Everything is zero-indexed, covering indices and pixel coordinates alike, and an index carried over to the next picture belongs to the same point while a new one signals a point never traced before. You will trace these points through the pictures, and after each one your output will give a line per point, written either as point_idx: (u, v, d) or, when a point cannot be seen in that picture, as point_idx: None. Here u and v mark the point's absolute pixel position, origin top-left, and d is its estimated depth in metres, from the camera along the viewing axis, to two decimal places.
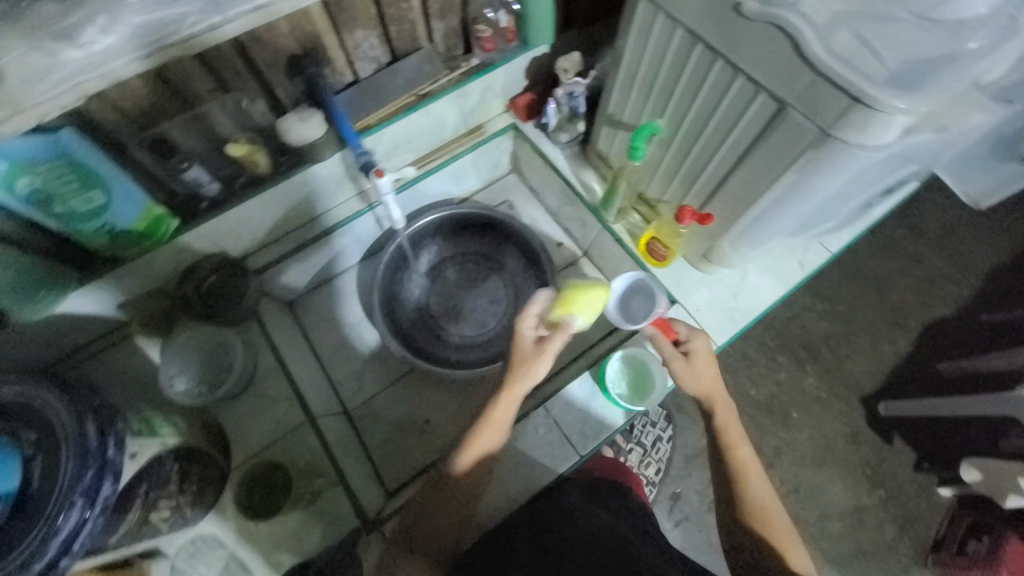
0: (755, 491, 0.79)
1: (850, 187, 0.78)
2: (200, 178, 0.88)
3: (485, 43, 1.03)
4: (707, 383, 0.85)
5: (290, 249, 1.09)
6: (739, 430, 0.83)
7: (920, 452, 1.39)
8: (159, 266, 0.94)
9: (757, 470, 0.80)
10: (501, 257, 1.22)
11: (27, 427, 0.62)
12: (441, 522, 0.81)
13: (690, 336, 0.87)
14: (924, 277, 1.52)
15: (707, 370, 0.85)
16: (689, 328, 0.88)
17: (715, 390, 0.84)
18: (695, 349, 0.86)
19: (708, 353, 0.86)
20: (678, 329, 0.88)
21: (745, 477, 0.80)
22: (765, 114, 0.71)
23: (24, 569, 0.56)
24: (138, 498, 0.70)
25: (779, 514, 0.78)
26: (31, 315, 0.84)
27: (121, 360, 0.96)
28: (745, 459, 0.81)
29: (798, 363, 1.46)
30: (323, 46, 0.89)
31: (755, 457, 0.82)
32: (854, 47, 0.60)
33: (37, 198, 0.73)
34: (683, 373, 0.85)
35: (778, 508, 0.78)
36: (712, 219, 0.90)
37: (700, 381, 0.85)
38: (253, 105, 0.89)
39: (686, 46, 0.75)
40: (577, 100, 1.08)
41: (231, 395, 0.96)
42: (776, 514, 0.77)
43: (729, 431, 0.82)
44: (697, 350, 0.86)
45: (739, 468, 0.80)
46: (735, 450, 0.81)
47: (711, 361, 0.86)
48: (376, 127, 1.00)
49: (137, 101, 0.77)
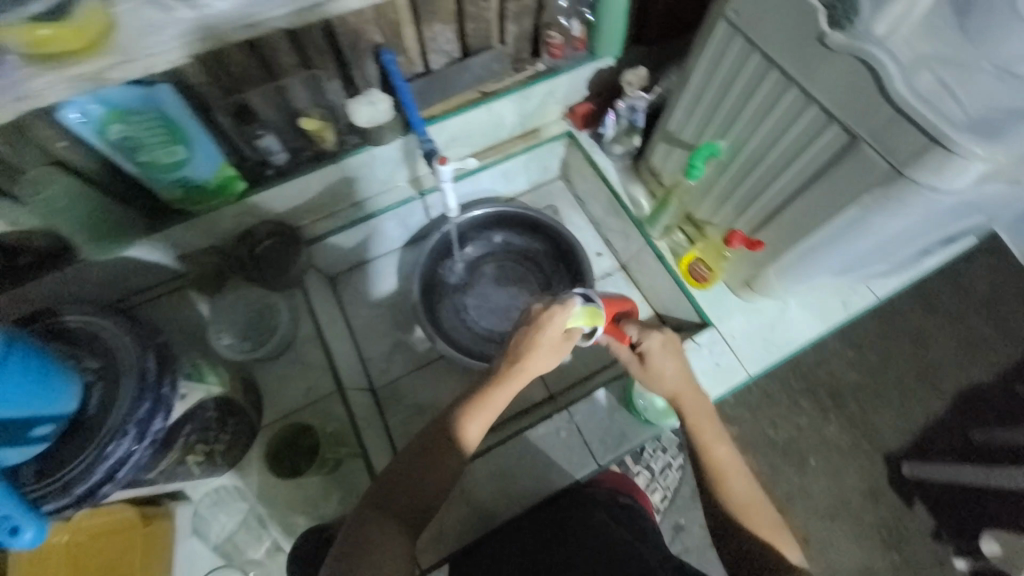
0: (737, 488, 0.76)
1: (909, 231, 0.77)
2: (272, 147, 0.95)
3: (554, 49, 1.06)
4: (670, 383, 0.78)
5: (339, 226, 1.12)
6: (713, 425, 0.78)
7: (938, 519, 1.33)
8: (222, 224, 0.99)
9: (734, 466, 0.76)
10: (540, 259, 1.24)
11: (90, 355, 0.65)
12: (414, 503, 0.67)
13: (643, 337, 0.78)
14: (964, 339, 1.46)
15: (671, 370, 0.78)
16: (638, 327, 0.79)
17: (685, 387, 0.78)
18: (653, 349, 0.78)
19: (667, 349, 0.78)
20: (628, 333, 0.79)
21: (728, 478, 0.76)
22: (834, 146, 0.71)
23: (74, 486, 0.59)
24: (181, 439, 0.73)
25: (760, 504, 0.76)
26: (100, 255, 0.90)
27: (174, 309, 1.02)
28: (721, 458, 0.76)
29: (821, 409, 1.41)
30: (402, 35, 0.93)
31: (731, 451, 0.77)
32: (937, 90, 0.60)
33: (127, 145, 0.77)
34: (648, 376, 0.79)
35: (759, 497, 0.76)
36: (762, 245, 0.91)
37: (667, 382, 0.79)
38: (329, 83, 0.93)
39: (761, 71, 0.76)
40: (636, 115, 1.10)
41: (269, 356, 1.01)
42: (757, 503, 0.75)
43: (700, 426, 0.77)
44: (653, 350, 0.77)
45: (720, 469, 0.76)
46: (709, 449, 0.77)
47: (673, 356, 0.78)
48: (439, 117, 1.04)
49: (228, 68, 0.82)
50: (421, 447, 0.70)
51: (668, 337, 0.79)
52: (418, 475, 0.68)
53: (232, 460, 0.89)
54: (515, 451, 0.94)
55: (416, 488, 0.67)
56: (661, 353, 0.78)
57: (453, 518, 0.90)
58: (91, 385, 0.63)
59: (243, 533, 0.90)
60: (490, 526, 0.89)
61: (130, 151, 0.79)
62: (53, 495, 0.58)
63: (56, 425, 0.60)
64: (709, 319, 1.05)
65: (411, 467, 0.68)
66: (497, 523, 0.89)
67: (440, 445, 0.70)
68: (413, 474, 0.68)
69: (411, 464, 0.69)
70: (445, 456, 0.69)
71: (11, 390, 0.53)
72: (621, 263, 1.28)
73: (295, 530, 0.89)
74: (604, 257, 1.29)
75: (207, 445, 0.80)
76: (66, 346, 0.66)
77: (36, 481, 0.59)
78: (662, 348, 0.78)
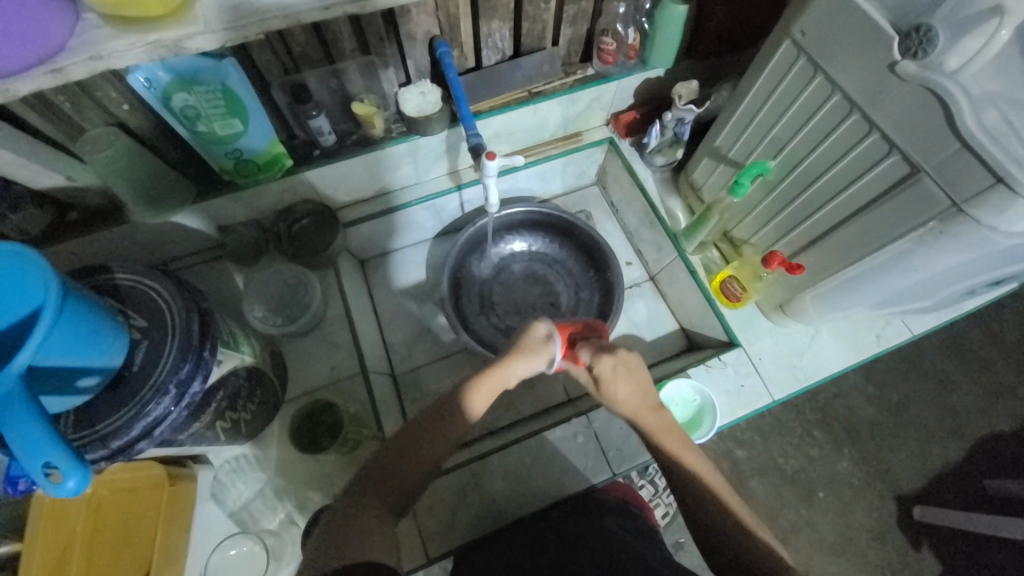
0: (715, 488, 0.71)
1: (957, 270, 0.76)
2: (322, 128, 0.93)
3: (606, 56, 1.03)
4: (627, 404, 0.75)
5: (375, 212, 1.13)
6: (675, 438, 0.75)
7: (946, 566, 1.30)
8: (266, 198, 1.00)
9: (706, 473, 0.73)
10: (570, 263, 1.24)
11: (138, 313, 0.66)
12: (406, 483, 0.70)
13: (595, 361, 0.73)
14: (990, 385, 1.43)
15: (626, 392, 0.75)
16: (591, 351, 0.74)
17: (642, 410, 0.75)
18: (606, 372, 0.73)
19: (622, 370, 0.74)
20: (581, 356, 0.74)
21: (706, 479, 0.72)
22: (892, 176, 0.71)
23: (112, 439, 0.61)
24: (213, 404, 0.74)
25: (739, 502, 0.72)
26: (150, 220, 0.91)
27: (209, 277, 1.04)
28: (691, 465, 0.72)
29: (835, 443, 1.38)
30: (459, 29, 0.94)
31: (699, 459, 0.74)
32: (1004, 128, 0.58)
33: (187, 113, 0.79)
34: (605, 399, 0.76)
35: (735, 496, 0.72)
36: (802, 270, 0.88)
37: (625, 403, 0.75)
38: (384, 71, 0.95)
39: (821, 93, 0.75)
40: (683, 128, 1.08)
41: (299, 333, 1.02)
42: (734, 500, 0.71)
43: (664, 440, 0.74)
44: (607, 375, 0.73)
45: (696, 474, 0.72)
46: (679, 458, 0.73)
47: (628, 375, 0.75)
48: (486, 113, 1.04)
49: (290, 47, 0.84)
50: (417, 426, 0.71)
51: (624, 357, 0.74)
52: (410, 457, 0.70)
53: (254, 431, 0.91)
54: (531, 450, 0.95)
55: (413, 462, 0.69)
56: (614, 376, 0.74)
57: (465, 511, 0.90)
58: (137, 343, 0.65)
59: (259, 503, 0.92)
60: (500, 522, 0.89)
61: (189, 119, 0.81)
62: (92, 445, 0.60)
63: (100, 379, 0.61)
64: (736, 339, 1.04)
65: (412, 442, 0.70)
66: (503, 521, 0.89)
67: (437, 418, 0.72)
68: (409, 450, 0.70)
69: (407, 441, 0.70)
70: (443, 429, 0.71)
71: (65, 335, 0.54)
72: (649, 275, 1.29)
73: (309, 505, 0.91)
74: (634, 266, 1.29)
75: (235, 413, 0.81)
76: (116, 302, 0.67)
77: (77, 430, 0.60)
78: (615, 370, 0.73)
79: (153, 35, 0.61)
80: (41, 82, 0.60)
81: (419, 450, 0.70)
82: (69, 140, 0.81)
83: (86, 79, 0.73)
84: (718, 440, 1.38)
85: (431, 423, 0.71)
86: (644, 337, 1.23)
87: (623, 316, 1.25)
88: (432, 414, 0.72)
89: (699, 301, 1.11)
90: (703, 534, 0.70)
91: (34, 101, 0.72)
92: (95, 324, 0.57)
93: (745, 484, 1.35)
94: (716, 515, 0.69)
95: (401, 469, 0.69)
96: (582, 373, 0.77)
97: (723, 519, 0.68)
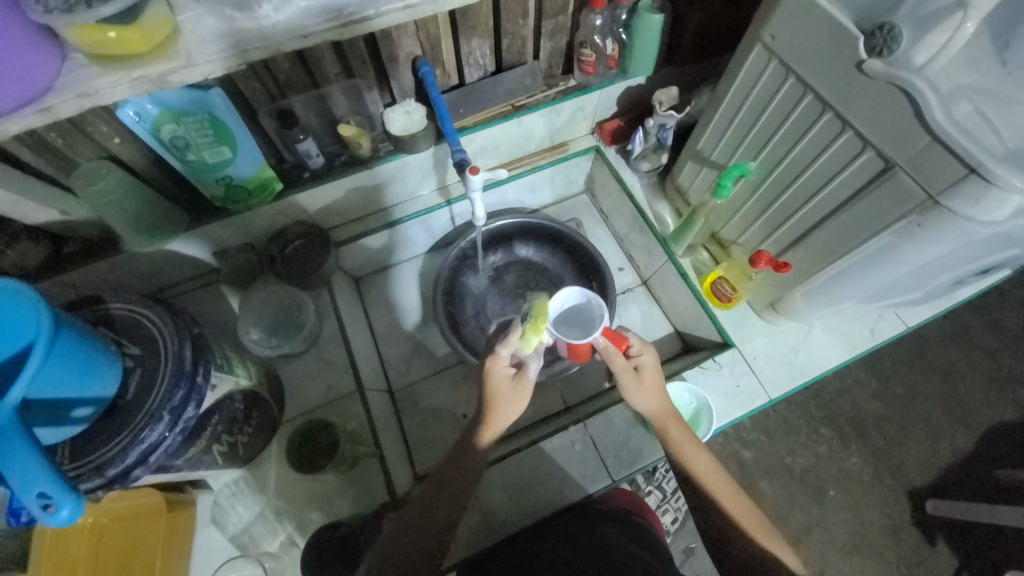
0: (722, 493, 0.73)
1: (941, 262, 0.76)
2: (310, 151, 0.95)
3: (586, 66, 1.06)
4: (660, 401, 0.76)
5: (367, 230, 1.14)
6: (690, 437, 0.76)
7: (962, 560, 1.28)
8: (258, 222, 1.01)
9: (719, 478, 0.74)
10: (561, 272, 1.25)
11: (131, 342, 0.67)
12: (429, 535, 0.69)
13: (643, 349, 0.76)
14: (995, 375, 1.41)
15: (659, 389, 0.76)
16: (639, 339, 0.77)
17: (666, 410, 0.76)
18: (648, 364, 0.76)
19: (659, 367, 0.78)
20: (628, 339, 0.76)
21: (712, 486, 0.73)
22: (868, 172, 0.71)
23: (108, 468, 0.61)
24: (208, 429, 0.74)
25: (745, 503, 0.73)
26: (143, 249, 0.92)
27: (206, 302, 1.06)
28: (703, 472, 0.74)
29: (842, 440, 1.37)
30: (441, 49, 0.96)
31: (713, 463, 0.75)
32: (975, 119, 0.60)
33: (176, 143, 0.81)
34: (639, 392, 0.76)
35: (742, 500, 0.73)
36: (789, 267, 0.90)
37: (655, 400, 0.76)
38: (368, 93, 0.97)
39: (794, 95, 0.77)
40: (665, 133, 1.10)
41: (295, 353, 1.03)
42: (741, 503, 0.73)
43: (678, 438, 0.75)
44: (649, 365, 0.76)
45: (701, 480, 0.73)
46: (691, 462, 0.74)
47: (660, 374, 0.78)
48: (471, 128, 1.05)
49: (277, 76, 0.87)
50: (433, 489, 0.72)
51: None
52: (424, 515, 0.71)
53: (252, 453, 0.91)
54: (527, 462, 0.95)
55: (434, 519, 0.70)
56: (653, 369, 0.76)
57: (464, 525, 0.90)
58: (130, 370, 0.66)
59: (260, 526, 0.92)
60: (502, 536, 0.89)
61: (179, 149, 0.83)
62: (87, 475, 0.60)
63: (94, 408, 0.61)
64: (730, 340, 1.04)
65: (429, 501, 0.72)
66: (504, 534, 0.89)
67: (454, 470, 0.74)
68: (429, 510, 0.71)
69: (427, 499, 0.72)
70: (459, 482, 0.73)
71: (58, 367, 0.55)
72: (642, 279, 1.29)
73: (309, 526, 0.92)
74: (626, 271, 1.30)
75: (232, 436, 0.82)
76: (109, 332, 0.68)
77: (73, 460, 0.61)
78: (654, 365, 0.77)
79: (138, 70, 0.63)
80: (32, 122, 0.62)
81: (440, 503, 0.72)
82: (61, 175, 0.82)
83: (78, 116, 0.75)
84: (724, 442, 1.37)
85: (448, 472, 0.74)
86: None
87: (619, 321, 1.25)
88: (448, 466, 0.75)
89: (692, 303, 1.11)
90: (711, 535, 0.72)
91: (27, 139, 0.74)
92: (88, 353, 0.59)
93: (754, 486, 1.34)
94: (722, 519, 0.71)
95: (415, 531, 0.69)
96: (619, 361, 0.75)
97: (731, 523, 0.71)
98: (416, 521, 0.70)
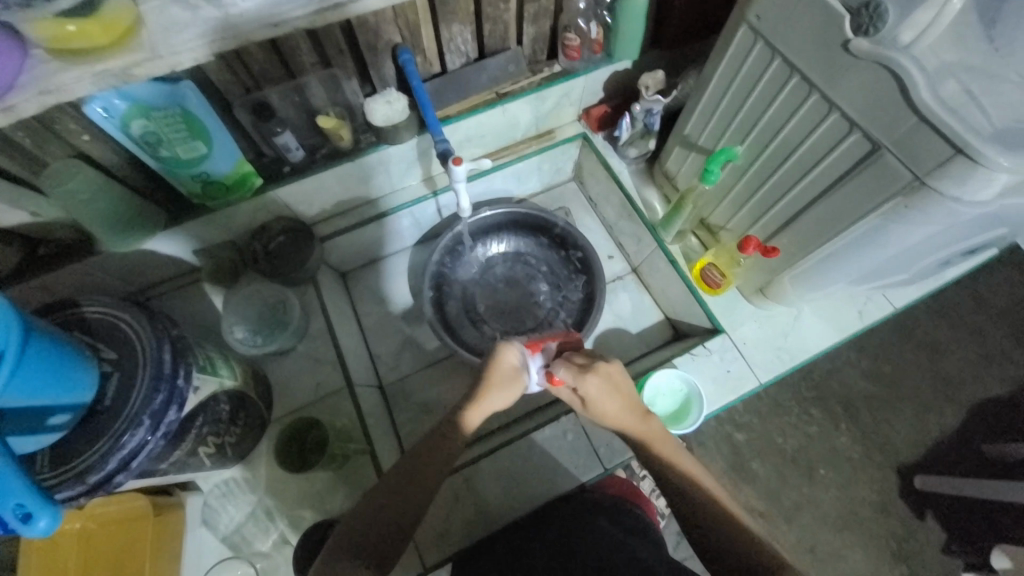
0: (712, 492, 0.69)
1: (930, 242, 0.76)
2: (288, 144, 0.93)
3: (570, 51, 1.04)
4: (617, 420, 0.74)
5: (351, 224, 1.12)
6: (669, 446, 0.74)
7: (949, 534, 1.31)
8: (238, 219, 0.99)
9: (703, 478, 0.72)
10: (549, 261, 1.23)
11: (107, 346, 0.66)
12: (394, 531, 0.65)
13: (578, 380, 0.73)
14: (981, 351, 1.43)
15: (616, 408, 0.73)
16: (570, 371, 0.73)
17: (632, 420, 0.74)
18: (590, 391, 0.73)
19: (606, 386, 0.73)
20: (561, 376, 0.74)
21: (698, 479, 0.71)
22: (856, 153, 0.71)
23: (89, 475, 0.59)
24: (193, 431, 0.73)
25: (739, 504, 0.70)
26: (121, 250, 0.90)
27: (188, 301, 1.04)
28: (686, 474, 0.71)
29: (833, 419, 1.38)
30: (420, 35, 0.93)
31: (695, 467, 0.73)
32: (962, 98, 0.59)
33: (148, 138, 0.79)
34: (594, 415, 0.75)
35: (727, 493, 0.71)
36: (777, 252, 0.89)
37: (614, 418, 0.73)
38: (347, 82, 0.94)
39: (781, 76, 0.75)
40: (653, 118, 1.08)
41: (282, 350, 1.02)
42: (728, 499, 0.71)
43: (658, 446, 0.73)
44: (591, 393, 0.73)
45: (688, 476, 0.70)
46: (674, 468, 0.72)
47: (614, 392, 0.73)
48: (455, 118, 1.03)
49: (249, 67, 0.83)
50: (404, 472, 0.68)
51: (605, 371, 0.74)
52: (396, 499, 0.66)
53: (242, 453, 0.91)
54: (520, 452, 0.95)
55: (403, 505, 0.66)
56: (599, 392, 0.73)
57: (458, 517, 0.90)
58: (108, 376, 0.64)
59: (252, 525, 0.92)
60: (496, 527, 0.89)
61: (151, 145, 0.80)
62: (67, 483, 0.59)
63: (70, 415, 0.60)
64: (720, 325, 1.05)
65: (403, 480, 0.67)
66: (499, 525, 0.89)
67: (429, 451, 0.70)
68: (400, 499, 0.67)
69: (401, 479, 0.68)
70: (428, 471, 0.68)
71: (31, 376, 0.53)
72: (632, 267, 1.29)
73: (302, 523, 0.92)
74: (616, 259, 1.30)
75: (218, 437, 0.81)
76: (84, 337, 0.66)
77: (53, 468, 0.59)
78: (600, 386, 0.73)
79: (101, 65, 0.61)
80: None
81: (410, 488, 0.67)
82: (31, 175, 0.79)
83: (44, 113, 0.72)
84: (716, 426, 1.38)
85: (429, 456, 0.69)
86: (630, 329, 1.23)
87: (608, 310, 1.25)
88: (427, 447, 0.70)
89: (682, 291, 1.11)
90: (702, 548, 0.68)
91: None
92: (62, 361, 0.57)
93: (746, 468, 1.35)
94: (711, 526, 0.67)
95: (389, 516, 0.65)
96: (564, 391, 0.76)
97: (722, 523, 0.67)
98: (381, 515, 0.65)
